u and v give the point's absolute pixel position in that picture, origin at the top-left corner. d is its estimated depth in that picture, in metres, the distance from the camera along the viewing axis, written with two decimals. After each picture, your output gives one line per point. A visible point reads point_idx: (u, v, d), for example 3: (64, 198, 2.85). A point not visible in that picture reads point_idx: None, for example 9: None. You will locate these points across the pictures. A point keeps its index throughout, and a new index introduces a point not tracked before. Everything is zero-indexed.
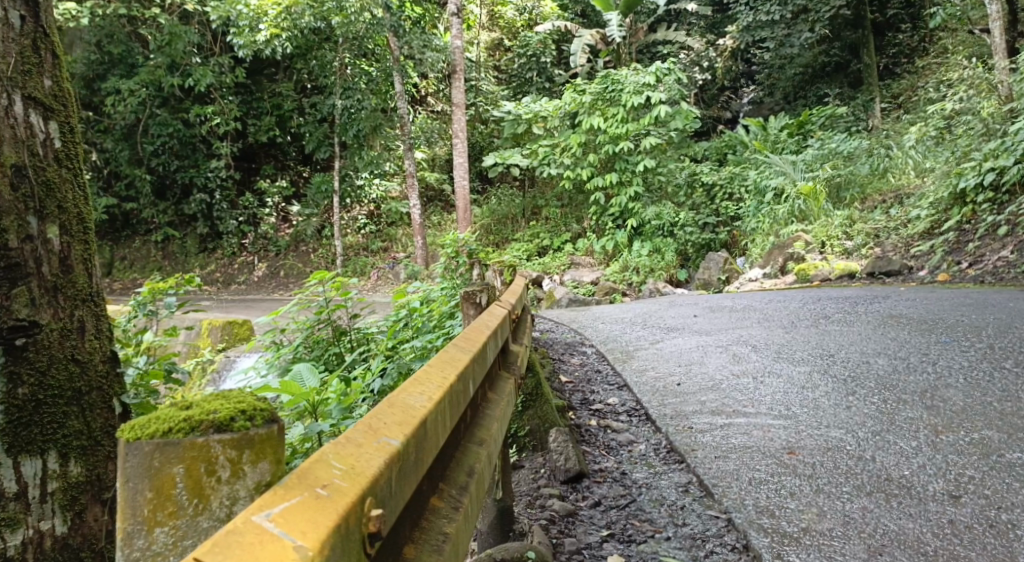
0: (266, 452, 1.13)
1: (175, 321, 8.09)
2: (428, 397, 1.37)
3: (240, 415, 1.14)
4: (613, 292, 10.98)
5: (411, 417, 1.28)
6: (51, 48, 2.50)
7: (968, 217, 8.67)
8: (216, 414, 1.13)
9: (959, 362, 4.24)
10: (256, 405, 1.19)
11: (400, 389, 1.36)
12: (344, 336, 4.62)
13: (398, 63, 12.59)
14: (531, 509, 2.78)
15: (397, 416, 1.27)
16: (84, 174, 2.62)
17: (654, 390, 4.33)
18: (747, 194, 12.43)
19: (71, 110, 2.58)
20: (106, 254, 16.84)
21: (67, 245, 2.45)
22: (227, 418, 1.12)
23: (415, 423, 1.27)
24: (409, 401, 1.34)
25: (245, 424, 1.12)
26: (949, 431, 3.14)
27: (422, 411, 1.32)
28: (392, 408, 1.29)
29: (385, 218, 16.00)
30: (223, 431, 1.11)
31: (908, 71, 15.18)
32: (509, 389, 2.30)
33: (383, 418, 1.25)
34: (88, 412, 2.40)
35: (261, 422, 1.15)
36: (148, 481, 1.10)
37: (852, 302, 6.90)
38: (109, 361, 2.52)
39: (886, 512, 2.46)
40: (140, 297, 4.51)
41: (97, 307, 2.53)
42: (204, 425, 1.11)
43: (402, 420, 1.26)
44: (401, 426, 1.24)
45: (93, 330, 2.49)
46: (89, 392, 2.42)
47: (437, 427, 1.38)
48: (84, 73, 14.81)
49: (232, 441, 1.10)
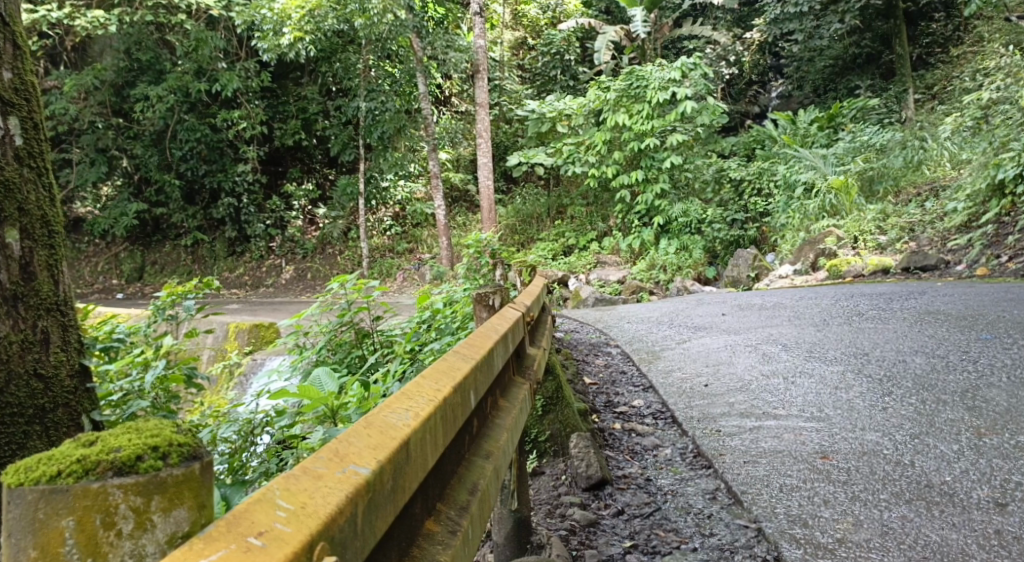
0: (184, 497, 0.98)
1: (203, 324, 8.13)
2: (413, 414, 1.28)
3: (150, 453, 0.99)
4: (639, 291, 10.82)
5: (389, 438, 1.18)
6: (11, 37, 2.69)
7: (1008, 210, 8.36)
8: (117, 454, 0.98)
9: (1002, 360, 4.04)
10: (176, 439, 1.04)
11: (383, 407, 1.27)
12: (368, 338, 4.54)
13: (421, 64, 12.60)
14: (551, 519, 2.69)
15: (372, 439, 1.16)
16: (50, 173, 2.82)
17: (680, 391, 4.21)
18: (776, 189, 12.13)
19: (35, 104, 2.77)
20: (138, 259, 17.04)
21: (30, 249, 2.64)
22: (130, 459, 0.98)
23: (393, 446, 1.16)
24: (390, 420, 1.24)
25: (154, 464, 0.98)
26: (992, 433, 2.98)
27: (404, 430, 1.21)
28: (368, 429, 1.18)
29: (411, 219, 16.10)
30: (125, 474, 0.97)
31: (942, 61, 14.77)
32: (523, 395, 2.20)
33: (355, 443, 1.13)
34: (53, 429, 2.61)
35: (178, 461, 1.00)
36: (32, 538, 0.94)
37: (887, 298, 6.69)
38: (76, 377, 2.73)
39: (927, 522, 2.32)
40: (160, 301, 4.45)
41: (63, 317, 2.73)
42: (102, 468, 0.97)
43: (378, 442, 1.16)
44: (375, 450, 1.13)
45: (59, 342, 2.70)
46: (54, 409, 2.63)
47: (424, 446, 1.28)
48: (114, 80, 14.85)
49: (136, 486, 0.95)
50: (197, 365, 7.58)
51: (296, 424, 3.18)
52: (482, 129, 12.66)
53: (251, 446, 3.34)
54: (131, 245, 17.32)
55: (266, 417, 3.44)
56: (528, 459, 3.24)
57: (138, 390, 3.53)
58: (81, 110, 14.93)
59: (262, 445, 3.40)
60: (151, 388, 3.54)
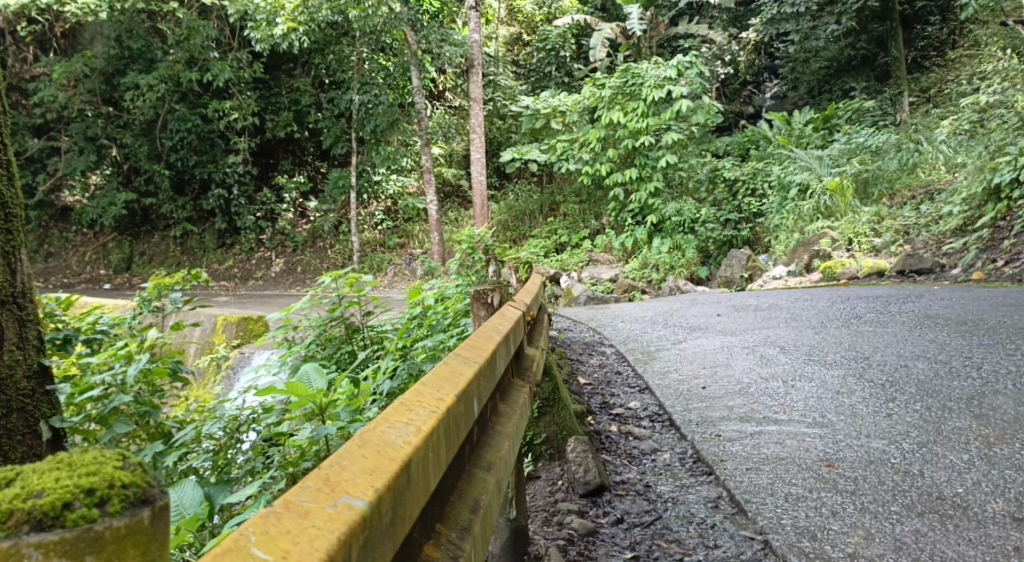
0: (127, 555, 0.84)
1: (189, 317, 7.97)
2: (414, 431, 1.17)
3: (83, 498, 0.84)
4: (632, 290, 10.73)
5: (387, 460, 1.07)
6: None
7: (1003, 214, 8.33)
8: (37, 501, 0.83)
9: (1005, 367, 3.96)
10: (115, 473, 0.90)
11: (379, 423, 1.16)
12: (358, 334, 4.40)
13: (416, 57, 12.45)
14: (548, 527, 2.57)
15: (367, 461, 1.06)
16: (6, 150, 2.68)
17: (678, 393, 4.11)
18: (770, 190, 12.07)
19: None
20: (126, 249, 16.80)
21: None
22: (52, 508, 0.83)
23: (392, 470, 1.05)
24: (387, 437, 1.13)
25: (86, 514, 0.83)
26: (1003, 443, 2.89)
27: (404, 450, 1.11)
28: (362, 450, 1.07)
29: (403, 214, 15.96)
30: (46, 528, 0.82)
31: (938, 64, 14.68)
32: (523, 399, 2.09)
33: (348, 467, 1.03)
34: (6, 437, 2.53)
35: (119, 509, 0.85)
36: None
37: (884, 301, 6.61)
38: (34, 378, 2.66)
39: (942, 536, 2.23)
40: (146, 292, 4.30)
41: (21, 311, 2.64)
42: (16, 522, 0.82)
43: (375, 466, 1.05)
44: (371, 476, 1.02)
45: (15, 338, 2.62)
46: (9, 414, 2.56)
47: (425, 465, 1.18)
48: (104, 68, 14.58)
49: (59, 544, 0.80)
50: (183, 359, 7.41)
51: (283, 421, 3.06)
52: (476, 124, 12.50)
53: (237, 444, 3.19)
54: (119, 235, 17.07)
55: (253, 414, 3.31)
56: (523, 462, 3.14)
57: (119, 384, 3.34)
58: (70, 98, 14.65)
59: (247, 445, 3.25)
60: (134, 381, 3.35)
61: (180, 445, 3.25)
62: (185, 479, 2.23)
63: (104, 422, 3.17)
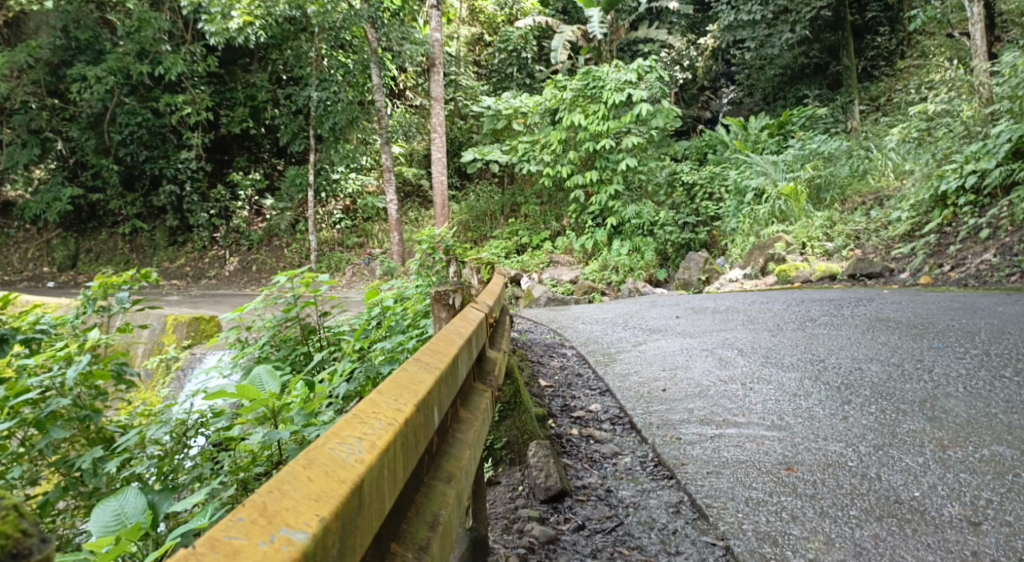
0: None
1: (138, 318, 7.70)
2: (366, 448, 1.14)
3: None
4: (591, 292, 10.80)
5: (336, 482, 1.04)
6: None
7: (949, 220, 8.58)
8: None
9: (956, 369, 4.05)
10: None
11: (329, 438, 1.13)
12: (313, 335, 4.28)
13: (376, 55, 12.32)
14: (508, 535, 2.52)
15: (313, 485, 1.03)
16: None
17: (638, 395, 4.09)
18: (727, 194, 12.31)
19: None
20: (71, 246, 16.21)
21: None
22: None
23: (341, 494, 1.03)
24: (337, 456, 1.10)
25: None
26: (957, 446, 2.93)
27: (355, 471, 1.08)
28: (308, 472, 1.05)
29: (362, 213, 15.77)
30: None
31: (886, 74, 15.09)
32: (484, 404, 2.04)
33: (292, 493, 1.00)
34: None
35: None
36: None
37: (837, 304, 6.73)
38: None
39: (902, 542, 2.25)
40: (91, 291, 4.10)
41: None
42: None
43: (321, 490, 1.02)
44: (316, 504, 1.00)
45: None
46: None
47: (379, 486, 1.14)
48: (49, 59, 14.00)
49: None
50: (130, 361, 7.14)
51: (234, 425, 2.95)
52: (437, 123, 12.34)
53: (184, 450, 3.05)
54: (64, 231, 16.43)
55: (201, 418, 3.19)
56: (484, 467, 3.08)
57: (59, 386, 3.16)
58: (13, 89, 14.03)
59: (195, 451, 3.10)
60: (74, 385, 3.17)
61: (122, 451, 3.08)
62: (128, 487, 2.12)
63: (41, 427, 2.99)
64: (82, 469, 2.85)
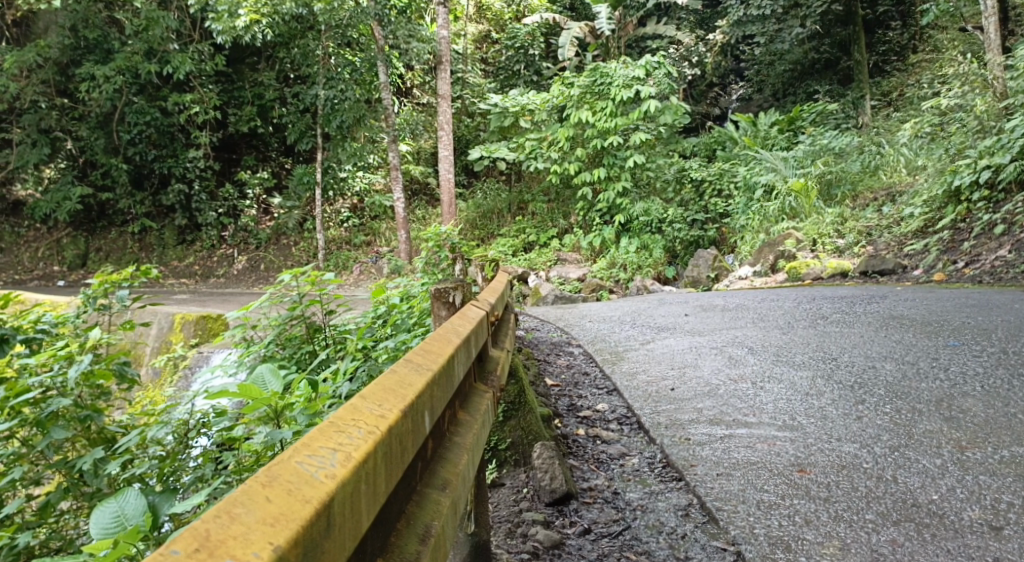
0: None
1: (145, 317, 7.68)
2: (335, 464, 1.09)
3: None
4: (599, 289, 10.69)
5: (299, 502, 1.01)
6: None
7: (962, 216, 8.44)
8: None
9: (973, 368, 3.95)
10: None
11: (297, 451, 1.09)
12: (319, 333, 4.20)
13: (382, 52, 12.14)
14: (512, 540, 2.46)
15: (270, 507, 1.00)
16: None
17: (646, 394, 4.02)
18: (736, 190, 12.16)
19: None
20: (81, 245, 16.25)
21: None
22: None
23: (303, 516, 1.00)
24: (304, 472, 1.06)
25: None
26: (974, 447, 2.84)
27: (322, 489, 1.04)
28: (268, 491, 1.01)
29: (370, 211, 15.85)
30: None
31: (898, 69, 14.89)
32: (485, 404, 1.97)
33: (246, 516, 0.97)
34: None
35: None
36: None
37: (849, 302, 6.61)
38: None
39: (921, 547, 2.17)
40: (91, 289, 4.04)
41: None
42: None
43: (278, 513, 0.99)
44: (271, 530, 0.97)
45: None
46: None
47: (354, 501, 1.10)
48: (58, 58, 14.04)
49: None
50: (137, 360, 7.12)
51: (236, 426, 2.89)
52: (443, 121, 12.28)
53: (186, 450, 3.00)
54: (74, 230, 16.46)
55: (203, 417, 3.13)
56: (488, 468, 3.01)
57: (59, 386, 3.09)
58: (23, 88, 14.10)
59: (198, 452, 3.04)
60: (75, 384, 3.12)
61: (124, 450, 3.02)
62: (128, 488, 2.05)
63: (42, 427, 2.94)
64: (83, 469, 2.77)
